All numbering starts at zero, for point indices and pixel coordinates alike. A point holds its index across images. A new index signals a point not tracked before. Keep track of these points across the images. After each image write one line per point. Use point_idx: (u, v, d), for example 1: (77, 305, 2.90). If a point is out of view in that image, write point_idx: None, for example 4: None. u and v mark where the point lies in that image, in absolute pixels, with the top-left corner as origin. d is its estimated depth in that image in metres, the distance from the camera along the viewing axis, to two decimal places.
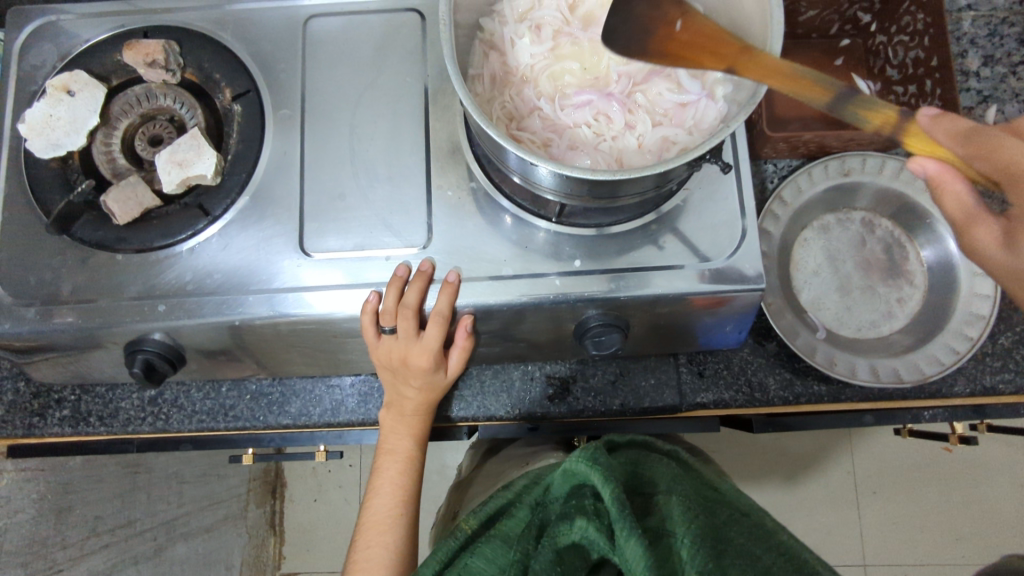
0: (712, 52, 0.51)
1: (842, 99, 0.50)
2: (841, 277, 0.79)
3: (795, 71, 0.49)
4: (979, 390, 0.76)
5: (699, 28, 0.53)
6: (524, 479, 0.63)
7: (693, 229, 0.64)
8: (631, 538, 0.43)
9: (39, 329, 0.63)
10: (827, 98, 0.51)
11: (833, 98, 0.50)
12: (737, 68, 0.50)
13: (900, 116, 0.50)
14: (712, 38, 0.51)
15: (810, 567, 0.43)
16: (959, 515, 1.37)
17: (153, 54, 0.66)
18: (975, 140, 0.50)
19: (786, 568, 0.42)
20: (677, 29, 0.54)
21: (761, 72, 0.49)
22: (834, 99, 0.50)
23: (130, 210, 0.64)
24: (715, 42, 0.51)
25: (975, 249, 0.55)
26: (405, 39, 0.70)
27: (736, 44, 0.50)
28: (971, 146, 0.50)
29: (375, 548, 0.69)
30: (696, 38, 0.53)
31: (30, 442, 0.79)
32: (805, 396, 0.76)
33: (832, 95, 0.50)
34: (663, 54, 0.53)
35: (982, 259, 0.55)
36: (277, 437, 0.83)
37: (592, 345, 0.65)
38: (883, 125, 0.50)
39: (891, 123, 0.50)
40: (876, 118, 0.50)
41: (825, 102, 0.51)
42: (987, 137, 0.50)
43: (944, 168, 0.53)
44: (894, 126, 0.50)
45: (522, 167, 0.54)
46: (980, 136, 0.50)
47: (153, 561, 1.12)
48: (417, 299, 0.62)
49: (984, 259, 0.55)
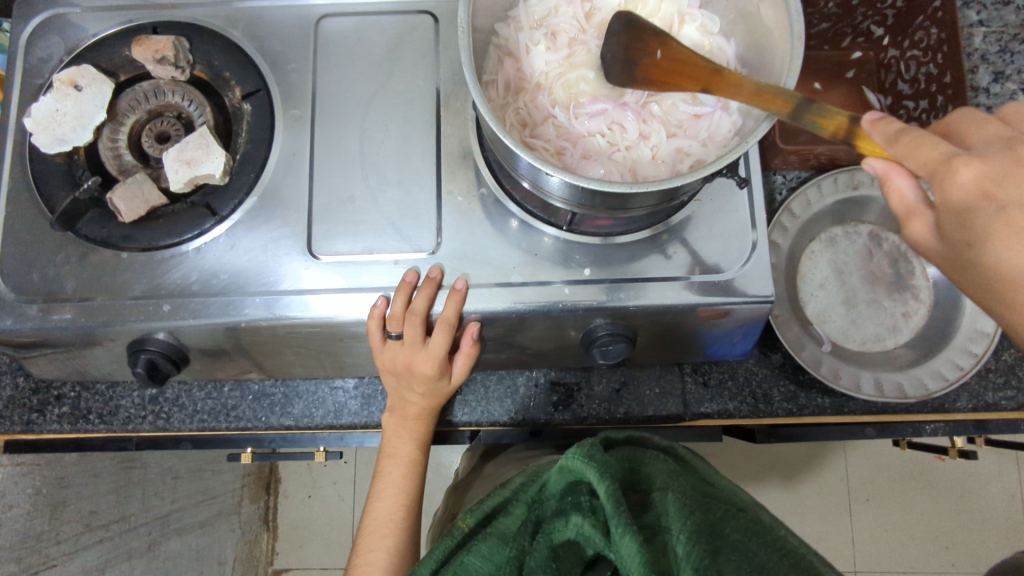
0: (690, 78, 0.54)
1: (800, 109, 0.46)
2: (847, 290, 0.79)
3: (757, 86, 0.49)
4: (981, 406, 0.77)
5: (680, 55, 0.55)
6: (518, 476, 0.60)
7: (705, 241, 0.64)
8: (626, 534, 0.42)
9: (41, 327, 0.62)
10: (790, 109, 0.46)
11: (793, 110, 0.46)
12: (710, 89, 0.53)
13: (852, 120, 0.46)
14: (683, 64, 0.54)
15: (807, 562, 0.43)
16: (950, 523, 1.38)
17: (164, 50, 0.65)
18: (905, 139, 0.45)
19: (785, 565, 0.42)
20: (659, 56, 0.55)
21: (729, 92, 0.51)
22: (793, 110, 0.46)
23: (135, 208, 0.63)
24: (687, 69, 0.54)
25: (921, 244, 0.51)
26: (418, 42, 0.69)
27: (706, 69, 0.53)
28: (900, 147, 0.45)
29: (377, 552, 0.68)
30: (678, 66, 0.55)
31: (27, 438, 0.79)
32: (809, 408, 0.76)
33: (792, 106, 0.46)
34: (646, 81, 0.56)
35: (928, 253, 0.50)
36: (277, 438, 0.81)
37: (599, 354, 0.65)
38: (837, 131, 0.47)
39: (843, 130, 0.47)
40: (829, 125, 0.47)
41: (787, 116, 0.47)
42: (916, 136, 0.45)
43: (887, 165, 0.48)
44: (847, 132, 0.47)
45: (533, 173, 0.54)
46: (909, 136, 0.45)
47: (147, 557, 1.11)
48: (425, 306, 0.62)
49: (931, 253, 0.50)
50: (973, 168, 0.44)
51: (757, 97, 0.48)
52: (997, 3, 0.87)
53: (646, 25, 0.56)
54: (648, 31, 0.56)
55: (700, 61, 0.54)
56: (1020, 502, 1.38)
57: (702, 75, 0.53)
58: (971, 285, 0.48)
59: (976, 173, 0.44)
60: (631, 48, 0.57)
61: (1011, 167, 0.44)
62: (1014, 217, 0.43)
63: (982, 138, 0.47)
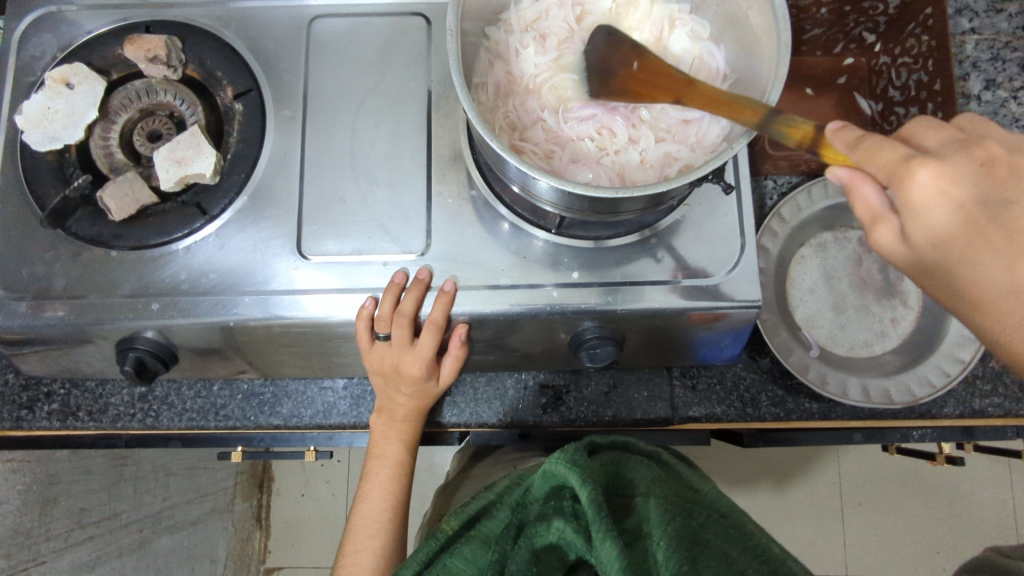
0: (664, 88, 0.54)
1: (769, 118, 0.47)
2: (835, 296, 0.79)
3: (729, 96, 0.49)
4: (968, 412, 0.77)
5: (656, 66, 0.55)
6: (504, 480, 0.60)
7: (693, 245, 0.64)
8: (606, 540, 0.43)
9: (30, 324, 0.63)
10: (758, 120, 0.47)
11: (761, 120, 0.47)
12: (683, 100, 0.53)
13: (817, 130, 0.47)
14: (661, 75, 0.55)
15: (786, 567, 0.43)
16: (941, 528, 1.38)
17: (155, 49, 0.65)
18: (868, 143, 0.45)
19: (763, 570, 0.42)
20: (636, 68, 0.56)
21: (703, 103, 0.51)
22: (761, 120, 0.47)
23: (126, 206, 0.63)
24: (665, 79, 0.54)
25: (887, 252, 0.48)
26: (410, 44, 0.69)
27: (681, 80, 0.53)
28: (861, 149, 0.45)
29: (364, 552, 0.69)
30: (653, 76, 0.55)
31: (16, 434, 0.79)
32: (797, 413, 0.77)
33: (759, 116, 0.47)
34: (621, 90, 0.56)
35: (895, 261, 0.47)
36: (267, 437, 0.82)
37: (587, 356, 0.65)
38: (803, 141, 0.47)
39: (809, 140, 0.47)
40: (795, 134, 0.47)
41: (755, 125, 0.47)
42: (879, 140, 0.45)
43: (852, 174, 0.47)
44: (813, 142, 0.48)
45: (522, 178, 0.54)
46: (871, 140, 0.45)
47: (137, 554, 1.11)
48: (414, 307, 0.62)
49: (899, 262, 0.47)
50: (931, 170, 0.43)
51: (727, 107, 0.49)
52: (989, 11, 0.88)
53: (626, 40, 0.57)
54: (627, 44, 0.57)
55: (676, 72, 0.54)
56: (1010, 507, 1.39)
57: (676, 85, 0.53)
58: (938, 291, 0.46)
59: (934, 174, 0.43)
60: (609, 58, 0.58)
61: (968, 170, 0.44)
62: (976, 218, 0.42)
63: (938, 141, 0.46)
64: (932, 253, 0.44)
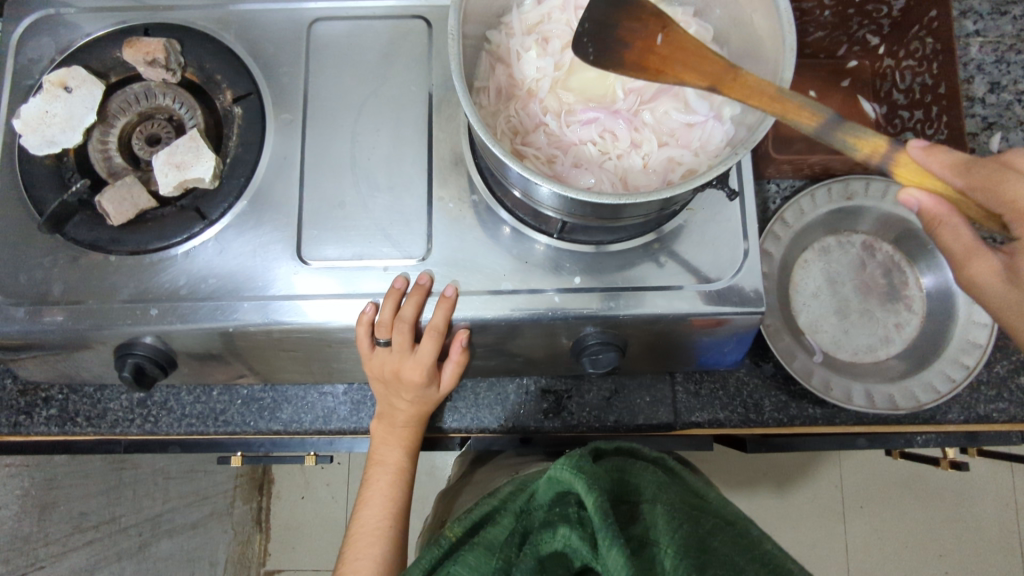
0: (692, 68, 0.52)
1: (830, 124, 0.47)
2: (839, 301, 0.79)
3: (780, 92, 0.47)
4: (973, 418, 0.76)
5: (680, 41, 0.52)
6: (506, 486, 0.60)
7: (695, 251, 0.64)
8: (613, 548, 0.42)
9: (28, 329, 0.62)
10: (815, 124, 0.47)
11: (821, 123, 0.47)
12: (720, 87, 0.50)
13: (887, 145, 0.47)
14: (691, 54, 0.52)
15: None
16: (943, 532, 1.38)
17: (155, 53, 0.64)
18: (977, 172, 0.50)
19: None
20: (659, 42, 0.53)
21: (745, 93, 0.48)
22: (820, 125, 0.47)
23: (124, 210, 0.63)
24: (696, 59, 0.52)
25: (973, 281, 0.55)
26: (411, 47, 0.69)
27: (714, 62, 0.51)
28: (972, 178, 0.50)
29: (363, 560, 0.68)
30: (676, 54, 0.53)
31: (14, 440, 0.78)
32: (800, 418, 0.76)
33: (819, 120, 0.47)
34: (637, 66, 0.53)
35: (980, 291, 0.55)
36: (267, 442, 0.81)
37: (589, 362, 0.64)
38: (873, 153, 0.47)
39: (880, 151, 0.47)
40: (863, 147, 0.47)
41: (813, 129, 0.48)
42: (988, 169, 0.50)
43: (934, 200, 0.50)
44: (883, 156, 0.48)
45: (523, 183, 0.53)
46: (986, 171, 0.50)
47: (137, 558, 1.10)
48: (414, 313, 0.62)
49: (982, 292, 0.55)
50: None
51: (778, 104, 0.47)
52: (993, 13, 0.87)
53: (646, 5, 0.53)
54: (648, 11, 0.53)
55: (708, 53, 0.51)
56: (1012, 509, 1.38)
57: (711, 72, 0.51)
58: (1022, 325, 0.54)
59: None
60: (625, 25, 0.54)
61: None
62: None
63: None
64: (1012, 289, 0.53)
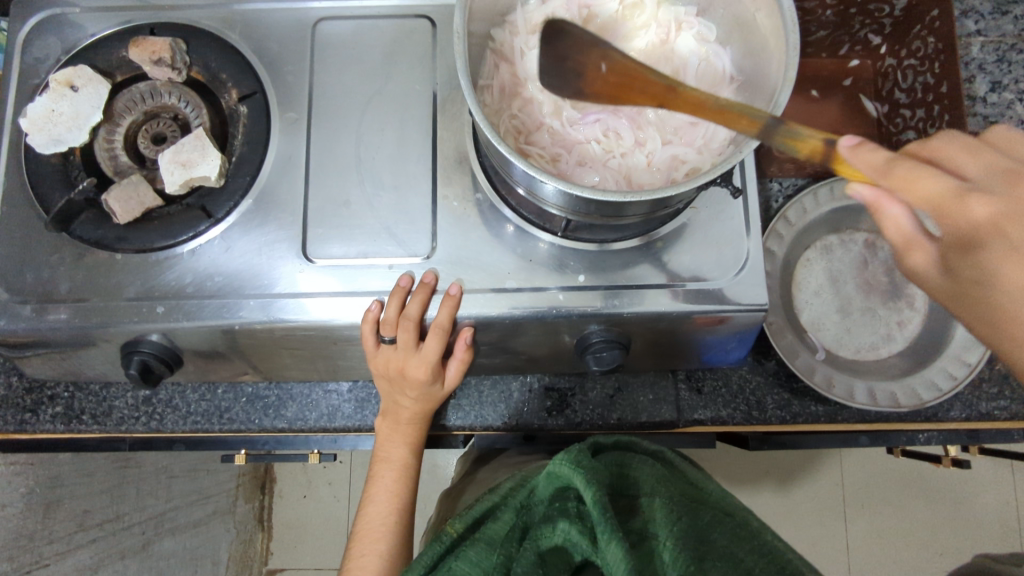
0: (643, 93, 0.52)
1: (771, 129, 0.46)
2: (841, 299, 0.79)
3: (722, 104, 0.49)
4: (975, 416, 0.77)
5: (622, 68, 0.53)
6: (508, 481, 0.60)
7: (698, 249, 0.64)
8: (612, 541, 0.42)
9: (34, 327, 0.62)
10: (758, 130, 0.47)
11: (763, 130, 0.47)
12: (663, 106, 0.52)
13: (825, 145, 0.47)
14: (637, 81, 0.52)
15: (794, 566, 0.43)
16: (943, 530, 1.38)
17: (160, 52, 0.65)
18: (898, 171, 0.45)
19: (770, 569, 0.42)
20: (603, 69, 0.53)
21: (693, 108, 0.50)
22: (763, 130, 0.47)
23: (130, 209, 0.63)
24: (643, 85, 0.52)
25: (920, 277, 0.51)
26: (415, 46, 0.69)
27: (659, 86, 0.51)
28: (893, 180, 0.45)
29: (368, 556, 0.68)
30: (622, 78, 0.53)
31: (20, 438, 0.78)
32: (802, 416, 0.77)
33: (761, 126, 0.47)
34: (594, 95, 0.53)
35: (925, 285, 0.50)
36: (271, 441, 0.81)
37: (592, 360, 0.65)
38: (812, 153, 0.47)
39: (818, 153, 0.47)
40: (802, 148, 0.47)
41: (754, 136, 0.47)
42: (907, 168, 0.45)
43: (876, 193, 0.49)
44: (822, 156, 0.47)
45: (527, 180, 0.54)
46: (903, 168, 0.45)
47: (140, 556, 1.11)
48: (419, 311, 0.62)
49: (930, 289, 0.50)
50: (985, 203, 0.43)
51: (723, 114, 0.49)
52: (994, 12, 0.88)
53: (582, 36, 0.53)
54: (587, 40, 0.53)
55: (647, 74, 0.52)
56: (1014, 507, 1.38)
57: (652, 91, 0.52)
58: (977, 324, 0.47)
59: (991, 208, 0.43)
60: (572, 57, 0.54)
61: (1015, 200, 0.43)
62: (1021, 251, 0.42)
63: (981, 169, 0.46)
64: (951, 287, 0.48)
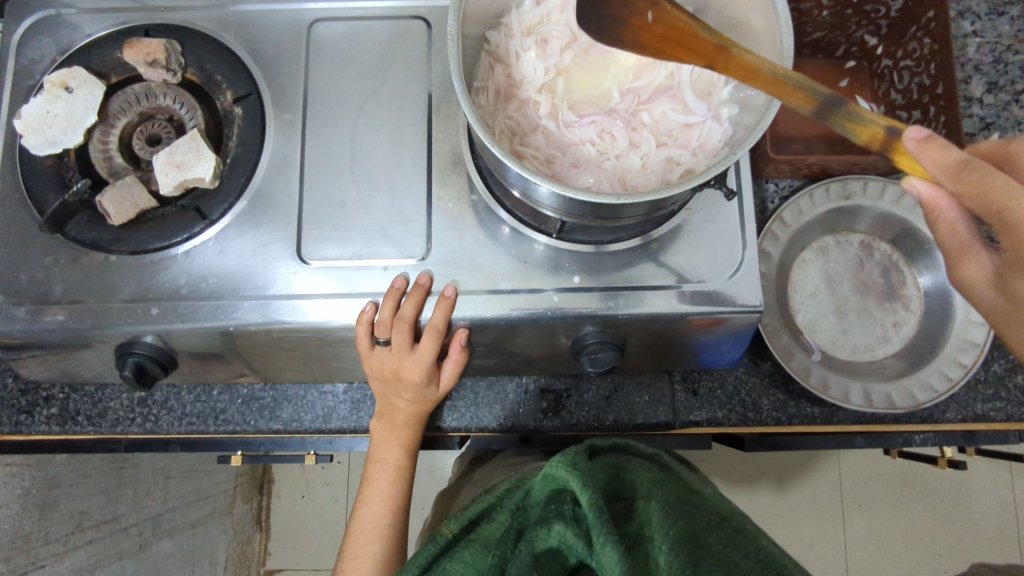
0: (691, 50, 0.51)
1: (827, 109, 0.49)
2: (837, 300, 0.79)
3: (775, 73, 0.48)
4: (970, 417, 0.77)
5: (673, 19, 0.51)
6: (504, 483, 0.60)
7: (692, 251, 0.64)
8: (607, 544, 0.42)
9: (28, 329, 0.62)
10: (813, 106, 0.49)
11: (818, 107, 0.49)
12: (715, 67, 0.51)
13: (888, 131, 0.48)
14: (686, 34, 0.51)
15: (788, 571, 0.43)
16: (941, 530, 1.38)
17: (155, 53, 0.65)
18: (967, 178, 0.47)
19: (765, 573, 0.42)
20: (650, 19, 0.52)
21: (741, 73, 0.49)
22: (818, 107, 0.49)
23: (125, 210, 0.63)
24: (692, 40, 0.51)
25: (962, 277, 0.56)
26: (411, 47, 0.69)
27: (710, 44, 0.50)
28: (960, 184, 0.47)
29: (362, 558, 0.68)
30: (671, 32, 0.52)
31: (15, 439, 0.78)
32: (799, 417, 0.76)
33: (816, 104, 0.48)
34: (637, 45, 0.53)
35: (974, 294, 0.56)
36: (267, 441, 0.82)
37: (587, 362, 0.64)
38: (871, 139, 0.49)
39: (878, 139, 0.49)
40: (863, 133, 0.49)
41: (811, 109, 0.49)
42: (981, 174, 0.46)
43: (935, 190, 0.52)
44: (884, 142, 0.49)
45: (522, 182, 0.54)
46: (973, 174, 0.47)
47: (137, 557, 1.11)
48: (414, 312, 0.62)
49: (974, 293, 0.56)
50: None
51: (777, 86, 0.48)
52: (991, 13, 0.87)
53: None
54: None
55: (701, 32, 0.50)
56: (1012, 508, 1.38)
57: (707, 52, 0.51)
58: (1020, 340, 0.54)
59: None
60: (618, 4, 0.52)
61: None
62: None
63: None
64: (997, 296, 0.53)
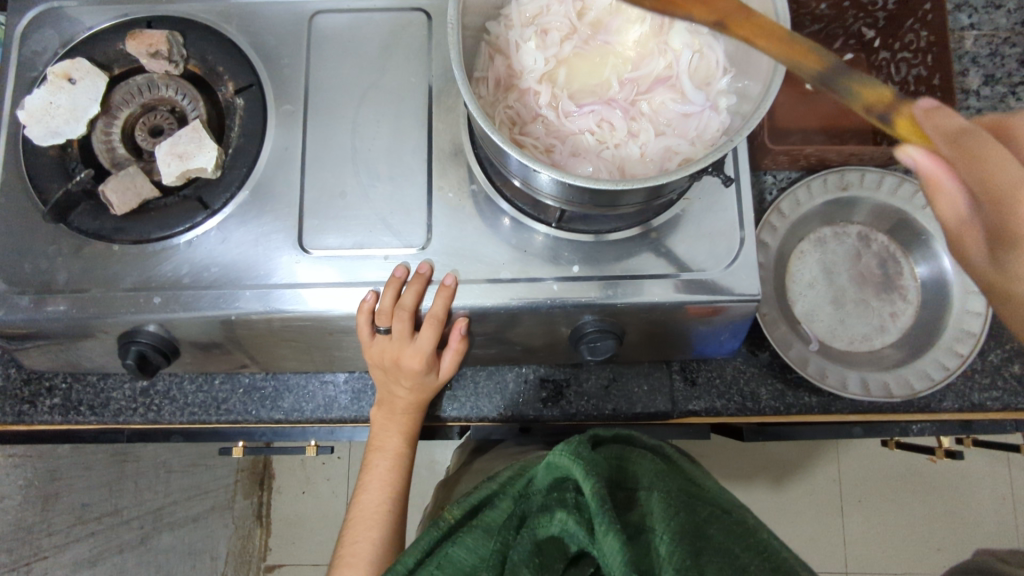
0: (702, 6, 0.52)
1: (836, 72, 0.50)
2: (835, 290, 0.80)
3: (790, 36, 0.49)
4: (967, 406, 0.77)
5: None
6: (508, 470, 0.60)
7: (692, 240, 0.64)
8: (609, 533, 0.42)
9: (32, 318, 0.63)
10: (821, 68, 0.50)
11: (826, 70, 0.50)
12: (726, 24, 0.51)
13: (897, 96, 0.49)
14: None
15: (790, 565, 0.43)
16: (940, 523, 1.39)
17: (157, 44, 0.65)
18: (965, 142, 0.45)
19: (767, 567, 0.42)
20: None
21: (754, 32, 0.50)
22: (825, 70, 0.50)
23: (127, 200, 0.63)
24: None
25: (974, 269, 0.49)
26: (411, 40, 0.69)
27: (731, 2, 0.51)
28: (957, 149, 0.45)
29: (361, 543, 0.69)
30: None
31: (18, 429, 0.79)
32: (796, 407, 0.77)
33: (825, 66, 0.50)
34: None
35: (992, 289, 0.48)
36: (268, 432, 0.83)
37: (586, 350, 0.65)
38: (875, 103, 0.49)
39: (884, 101, 0.49)
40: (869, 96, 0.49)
41: (818, 73, 0.50)
42: (979, 142, 0.45)
43: (931, 164, 0.47)
44: (890, 107, 0.49)
45: (523, 171, 0.54)
46: (973, 141, 0.45)
47: (139, 550, 1.12)
48: (414, 301, 0.63)
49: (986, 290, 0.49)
50: None
51: (789, 45, 0.49)
52: (988, 7, 0.88)
53: None
54: None
55: None
56: (1010, 505, 1.39)
57: (723, 9, 0.51)
58: None
59: None
60: None
61: None
62: None
63: None
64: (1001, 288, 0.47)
